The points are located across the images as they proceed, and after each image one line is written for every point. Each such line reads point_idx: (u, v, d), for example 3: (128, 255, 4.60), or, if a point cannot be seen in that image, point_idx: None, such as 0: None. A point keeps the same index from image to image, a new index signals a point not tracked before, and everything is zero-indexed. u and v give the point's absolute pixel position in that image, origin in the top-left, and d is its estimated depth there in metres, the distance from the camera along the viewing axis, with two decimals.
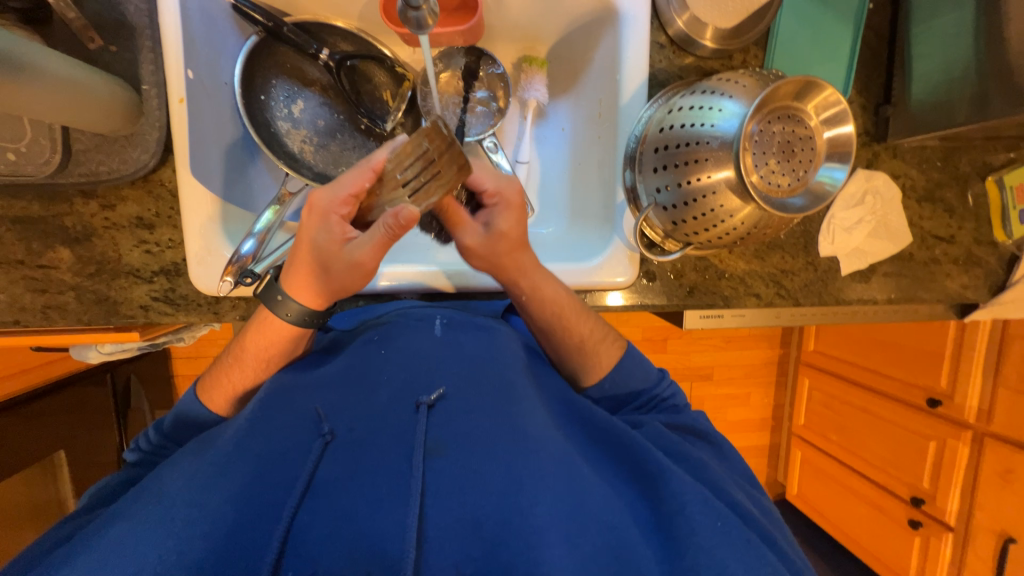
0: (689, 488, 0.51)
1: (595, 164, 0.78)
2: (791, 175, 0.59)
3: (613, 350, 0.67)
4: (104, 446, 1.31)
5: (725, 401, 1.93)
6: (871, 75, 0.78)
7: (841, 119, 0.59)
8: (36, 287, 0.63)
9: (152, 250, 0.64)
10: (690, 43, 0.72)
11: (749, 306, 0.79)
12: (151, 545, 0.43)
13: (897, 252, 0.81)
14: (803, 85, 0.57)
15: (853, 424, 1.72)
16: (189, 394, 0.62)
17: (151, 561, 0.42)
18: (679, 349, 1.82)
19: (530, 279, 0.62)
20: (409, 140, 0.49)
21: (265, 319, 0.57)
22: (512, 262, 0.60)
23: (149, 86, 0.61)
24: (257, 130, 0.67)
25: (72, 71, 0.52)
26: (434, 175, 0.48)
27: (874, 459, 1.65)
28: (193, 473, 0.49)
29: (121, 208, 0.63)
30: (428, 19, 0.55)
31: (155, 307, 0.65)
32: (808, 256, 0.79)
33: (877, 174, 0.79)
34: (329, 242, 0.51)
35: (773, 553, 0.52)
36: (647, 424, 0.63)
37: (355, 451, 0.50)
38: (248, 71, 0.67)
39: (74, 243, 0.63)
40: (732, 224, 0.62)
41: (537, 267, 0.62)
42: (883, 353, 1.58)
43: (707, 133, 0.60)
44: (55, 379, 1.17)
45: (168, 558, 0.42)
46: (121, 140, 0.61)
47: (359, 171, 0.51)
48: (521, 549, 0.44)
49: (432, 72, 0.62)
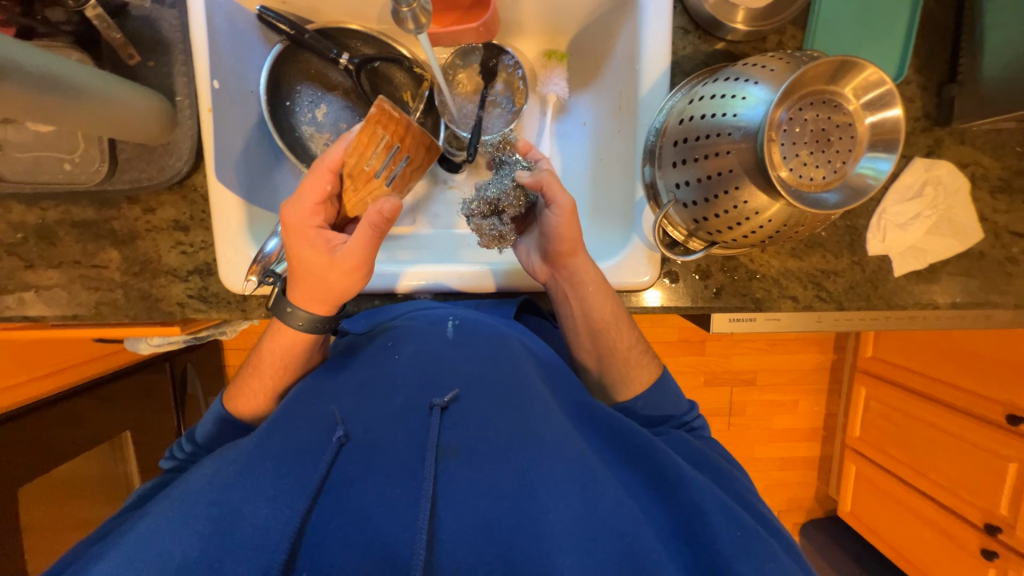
0: (709, 497, 0.49)
1: (616, 159, 0.75)
2: (827, 166, 0.53)
3: (650, 368, 0.67)
4: (164, 429, 1.43)
5: (769, 408, 1.81)
6: (935, 50, 0.69)
7: (886, 102, 0.52)
8: (90, 285, 0.69)
9: (187, 251, 0.69)
10: (718, 27, 0.67)
11: (785, 309, 0.73)
12: (170, 545, 0.42)
13: (963, 252, 0.72)
14: (841, 64, 0.51)
15: (917, 439, 1.55)
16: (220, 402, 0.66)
17: (173, 560, 0.41)
18: (719, 352, 1.73)
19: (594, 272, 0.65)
20: (360, 132, 0.58)
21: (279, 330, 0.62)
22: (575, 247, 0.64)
23: (182, 97, 0.66)
24: (281, 136, 0.71)
25: (110, 86, 0.56)
26: (408, 158, 0.62)
27: (941, 479, 1.49)
28: (212, 473, 0.50)
29: (160, 212, 0.68)
30: (420, 16, 0.56)
31: (190, 304, 0.70)
32: (854, 255, 0.72)
33: (939, 162, 0.70)
34: (315, 254, 0.56)
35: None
36: (670, 434, 0.61)
37: (370, 451, 0.49)
38: (275, 79, 0.71)
39: (122, 245, 0.68)
40: (758, 222, 0.58)
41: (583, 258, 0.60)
42: (952, 362, 1.41)
43: (730, 123, 0.55)
44: (121, 366, 1.29)
45: (193, 552, 0.42)
46: (159, 149, 0.66)
47: (318, 175, 0.56)
48: (535, 559, 0.42)
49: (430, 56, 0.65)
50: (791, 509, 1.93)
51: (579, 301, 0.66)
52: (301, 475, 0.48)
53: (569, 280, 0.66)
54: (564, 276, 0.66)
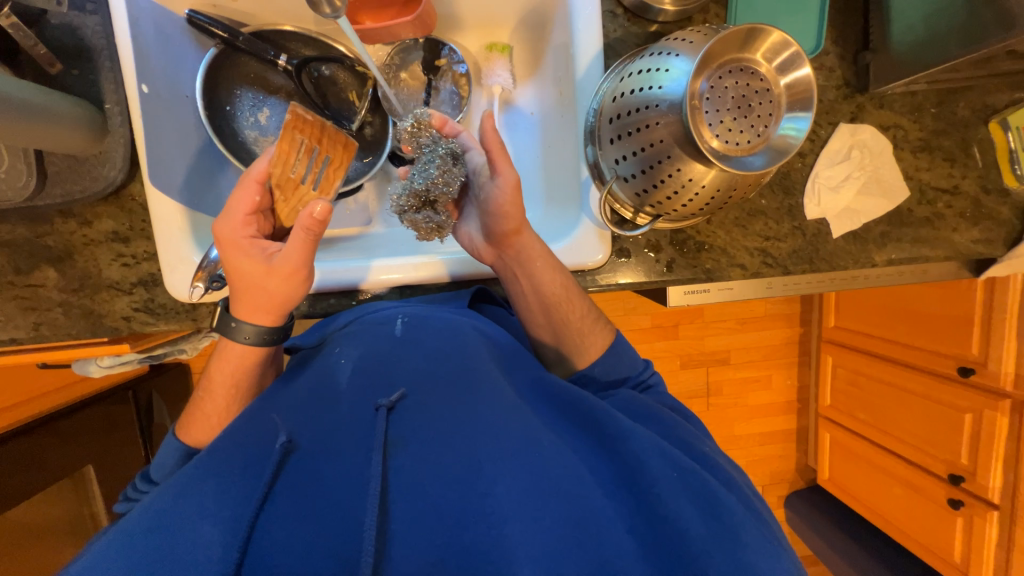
0: (648, 446, 0.50)
1: (563, 144, 0.77)
2: (750, 130, 0.55)
3: (604, 334, 0.68)
4: (130, 461, 1.37)
5: (745, 385, 1.85)
6: (848, 22, 0.73)
7: (796, 63, 0.55)
8: (26, 306, 0.66)
9: (129, 262, 0.67)
10: (646, 9, 0.69)
11: (735, 277, 0.76)
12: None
13: (894, 209, 0.76)
14: (749, 32, 0.53)
15: (882, 400, 1.62)
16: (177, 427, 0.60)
17: None
18: (692, 334, 1.77)
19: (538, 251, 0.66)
20: (279, 142, 0.55)
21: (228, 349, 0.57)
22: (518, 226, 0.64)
23: (112, 104, 0.64)
24: (222, 140, 0.70)
25: (31, 93, 0.54)
26: (326, 159, 0.57)
27: (907, 437, 1.55)
28: (152, 501, 0.46)
29: (97, 224, 0.66)
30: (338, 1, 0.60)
31: (137, 317, 0.68)
32: (794, 220, 0.75)
33: (863, 127, 0.74)
34: (253, 264, 0.53)
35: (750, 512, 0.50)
36: (619, 394, 0.63)
37: (316, 461, 0.47)
38: (211, 83, 0.70)
39: (58, 262, 0.66)
40: (694, 189, 0.60)
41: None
42: (907, 323, 1.48)
43: (656, 95, 0.57)
44: (79, 398, 1.23)
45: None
46: (90, 159, 0.64)
47: (245, 188, 0.54)
48: (486, 529, 0.43)
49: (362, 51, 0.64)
50: (775, 483, 1.97)
51: (529, 278, 0.66)
52: (246, 487, 0.46)
53: (518, 259, 0.66)
54: (513, 256, 0.66)
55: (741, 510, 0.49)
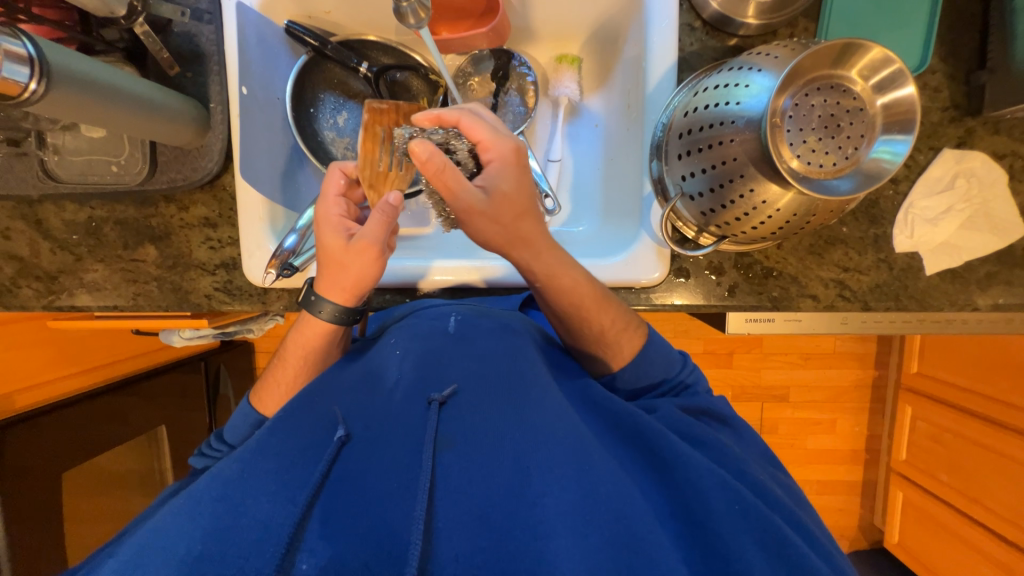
0: (704, 471, 0.47)
1: (626, 158, 0.76)
2: (838, 152, 0.51)
3: (636, 339, 0.60)
4: (198, 427, 1.50)
5: (804, 426, 1.71)
6: (961, 37, 0.66)
7: (897, 82, 0.50)
8: (129, 278, 0.74)
9: (215, 246, 0.74)
10: (726, 22, 0.67)
11: (805, 309, 0.70)
12: (178, 540, 0.43)
13: (1005, 248, 0.67)
14: (844, 47, 0.49)
15: (971, 463, 1.42)
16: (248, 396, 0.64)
17: (181, 553, 0.42)
18: (748, 365, 1.66)
19: (544, 263, 0.55)
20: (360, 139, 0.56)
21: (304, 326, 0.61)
22: (517, 242, 0.53)
23: (216, 103, 0.71)
24: (304, 140, 0.76)
25: (152, 92, 0.61)
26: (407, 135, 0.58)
27: (1001, 508, 1.36)
28: (218, 472, 0.49)
29: (193, 210, 0.73)
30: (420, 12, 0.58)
31: (216, 296, 0.74)
32: (879, 252, 0.68)
33: (971, 154, 0.66)
34: (339, 241, 0.55)
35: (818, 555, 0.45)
36: (663, 409, 0.56)
37: (372, 448, 0.49)
38: (300, 87, 0.76)
39: (158, 241, 0.74)
40: (767, 212, 0.56)
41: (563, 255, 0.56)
42: (1008, 379, 1.30)
43: (732, 112, 0.54)
44: (160, 364, 1.37)
45: (195, 548, 0.42)
46: (193, 152, 0.71)
47: (331, 178, 0.58)
48: (531, 541, 0.42)
49: (436, 58, 0.66)
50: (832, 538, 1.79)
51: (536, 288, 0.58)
52: (302, 471, 0.48)
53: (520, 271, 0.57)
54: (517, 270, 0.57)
55: (816, 558, 0.44)
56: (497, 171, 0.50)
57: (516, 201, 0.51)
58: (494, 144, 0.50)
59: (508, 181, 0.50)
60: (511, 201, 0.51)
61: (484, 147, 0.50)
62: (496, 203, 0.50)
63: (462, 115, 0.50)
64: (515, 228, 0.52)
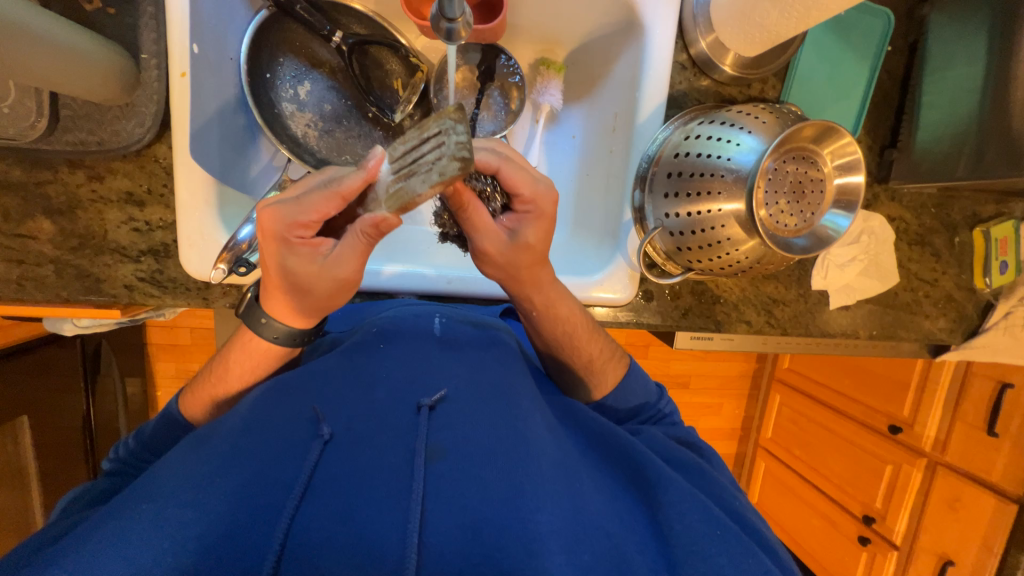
0: (685, 495, 0.50)
1: (603, 175, 0.77)
2: (799, 216, 0.60)
3: (619, 368, 0.66)
4: (71, 413, 1.26)
5: (699, 409, 1.99)
6: (881, 117, 0.79)
7: (852, 168, 0.61)
8: (12, 257, 0.59)
9: (140, 228, 0.61)
10: (710, 66, 0.72)
11: (739, 332, 0.81)
12: (139, 546, 0.39)
13: (883, 292, 0.84)
14: (824, 129, 0.58)
15: (817, 440, 1.80)
16: (173, 402, 0.61)
17: (147, 564, 0.38)
18: (660, 356, 1.86)
19: (545, 295, 0.58)
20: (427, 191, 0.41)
21: (247, 340, 0.56)
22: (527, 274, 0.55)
23: (148, 55, 0.58)
24: (260, 110, 0.64)
25: (64, 34, 0.48)
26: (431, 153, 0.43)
27: (833, 477, 1.74)
28: (184, 473, 0.45)
29: (109, 181, 0.60)
30: (461, 31, 0.54)
31: (139, 288, 0.62)
32: (800, 288, 0.81)
33: (875, 216, 0.81)
34: (304, 267, 0.48)
35: (768, 557, 0.50)
36: (646, 432, 0.61)
37: (359, 452, 0.46)
38: (256, 46, 0.64)
39: (57, 215, 0.60)
40: (736, 257, 0.63)
41: (555, 283, 0.58)
42: (853, 378, 1.64)
43: (723, 165, 0.60)
44: (25, 340, 1.11)
45: (167, 559, 0.38)
46: (113, 110, 0.58)
47: (324, 196, 0.45)
48: (523, 556, 0.42)
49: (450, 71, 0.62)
50: None
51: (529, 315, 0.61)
52: (283, 474, 0.45)
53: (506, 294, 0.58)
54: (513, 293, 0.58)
55: (769, 561, 0.48)
56: (532, 223, 0.51)
57: (536, 252, 0.53)
58: (538, 198, 0.50)
59: (536, 235, 0.51)
60: (532, 252, 0.52)
61: (525, 201, 0.49)
62: (517, 250, 0.51)
63: (506, 166, 0.47)
64: (526, 272, 0.54)
